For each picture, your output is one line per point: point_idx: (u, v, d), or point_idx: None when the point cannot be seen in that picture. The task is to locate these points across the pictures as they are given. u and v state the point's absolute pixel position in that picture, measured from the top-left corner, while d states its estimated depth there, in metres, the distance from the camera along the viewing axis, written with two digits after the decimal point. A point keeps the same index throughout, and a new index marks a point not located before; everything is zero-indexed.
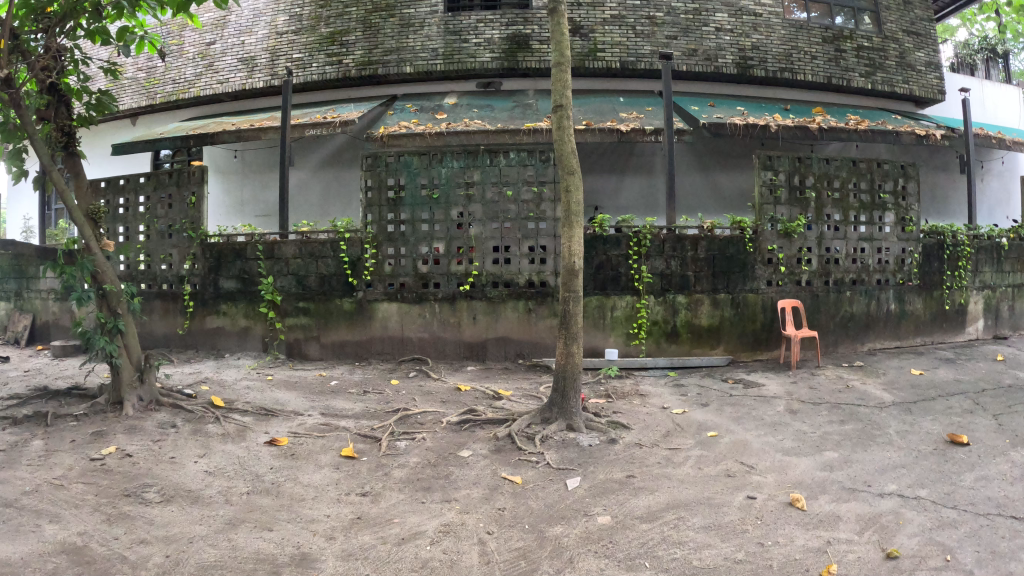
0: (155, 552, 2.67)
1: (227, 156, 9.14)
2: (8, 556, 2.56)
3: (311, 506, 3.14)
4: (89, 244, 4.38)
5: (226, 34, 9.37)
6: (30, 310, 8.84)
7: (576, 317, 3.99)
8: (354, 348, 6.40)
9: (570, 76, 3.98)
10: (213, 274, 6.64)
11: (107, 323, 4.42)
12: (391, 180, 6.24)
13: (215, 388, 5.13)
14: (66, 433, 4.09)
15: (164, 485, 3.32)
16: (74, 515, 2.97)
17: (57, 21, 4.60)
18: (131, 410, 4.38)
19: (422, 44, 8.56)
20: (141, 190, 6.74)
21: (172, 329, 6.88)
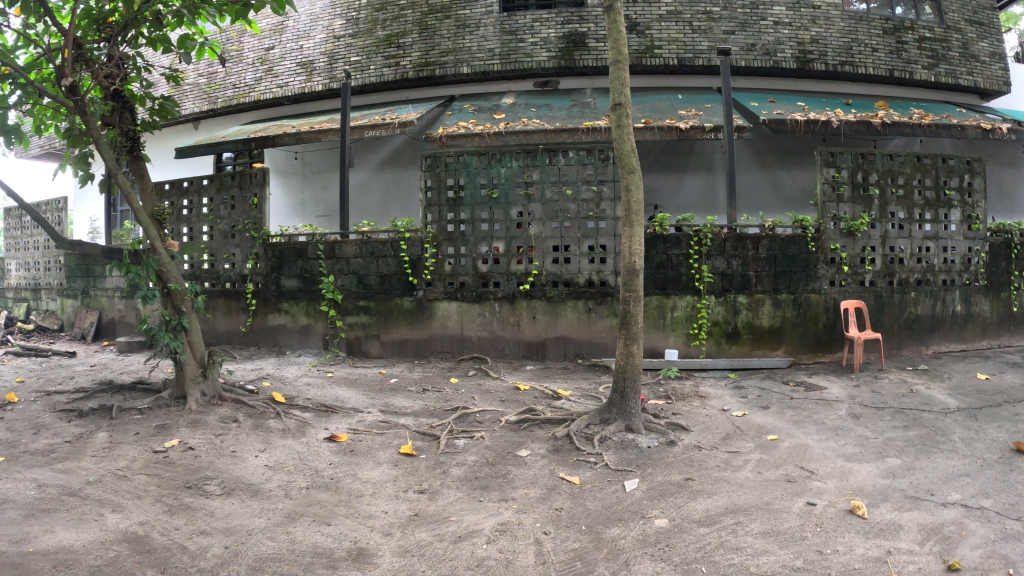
0: (215, 543, 2.72)
1: (288, 158, 9.31)
2: (81, 543, 2.65)
3: (369, 502, 3.17)
4: (154, 243, 4.46)
5: (285, 39, 9.56)
6: (97, 307, 9.14)
7: (637, 318, 3.93)
8: (414, 346, 6.45)
9: (628, 74, 3.92)
10: (275, 272, 6.76)
11: (171, 321, 4.54)
12: (451, 181, 6.28)
13: (276, 384, 5.23)
14: (129, 426, 4.20)
15: (225, 477, 3.39)
16: (136, 506, 3.05)
17: (120, 31, 4.72)
18: (194, 405, 4.48)
19: (479, 45, 8.58)
20: (204, 191, 6.91)
21: (235, 327, 7.03)
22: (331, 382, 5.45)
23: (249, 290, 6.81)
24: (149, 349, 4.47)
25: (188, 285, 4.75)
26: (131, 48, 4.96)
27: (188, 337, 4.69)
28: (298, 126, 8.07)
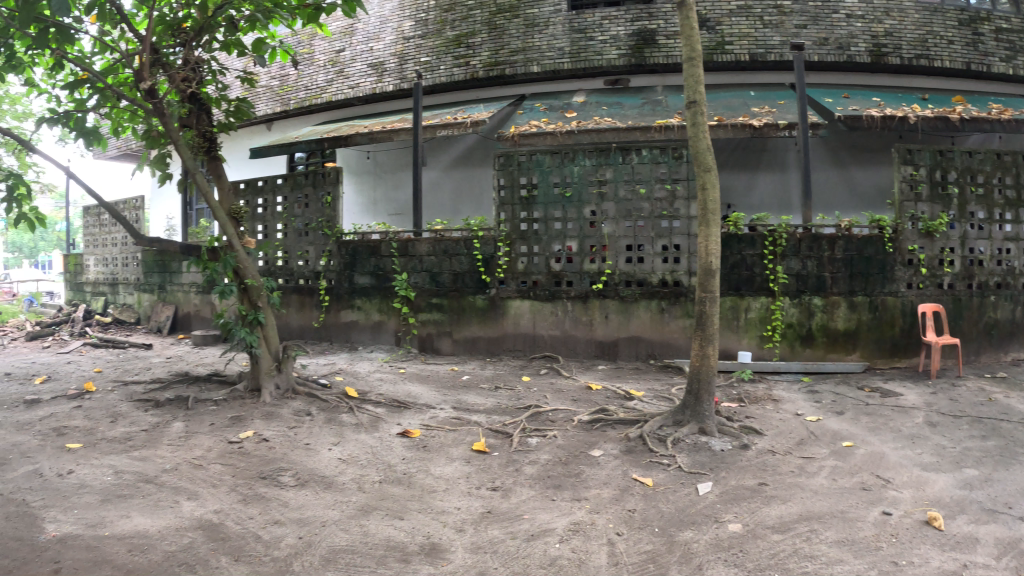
0: (289, 533, 2.78)
1: (359, 157, 9.49)
2: (160, 530, 2.76)
3: (442, 497, 3.20)
4: (231, 240, 4.59)
5: (356, 41, 9.98)
6: (173, 301, 9.45)
7: (713, 319, 3.88)
8: (486, 344, 6.49)
9: (703, 71, 3.87)
10: (349, 269, 6.87)
11: (248, 315, 4.66)
12: (523, 179, 6.30)
13: (349, 378, 5.34)
14: (205, 416, 4.33)
15: (298, 469, 3.46)
16: (212, 494, 3.13)
17: (194, 36, 4.86)
18: (268, 398, 4.59)
19: (549, 44, 8.62)
20: (279, 190, 7.09)
21: (308, 322, 7.20)
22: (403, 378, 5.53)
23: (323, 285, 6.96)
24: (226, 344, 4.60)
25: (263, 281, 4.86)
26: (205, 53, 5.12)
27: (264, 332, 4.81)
28: (369, 126, 8.16)
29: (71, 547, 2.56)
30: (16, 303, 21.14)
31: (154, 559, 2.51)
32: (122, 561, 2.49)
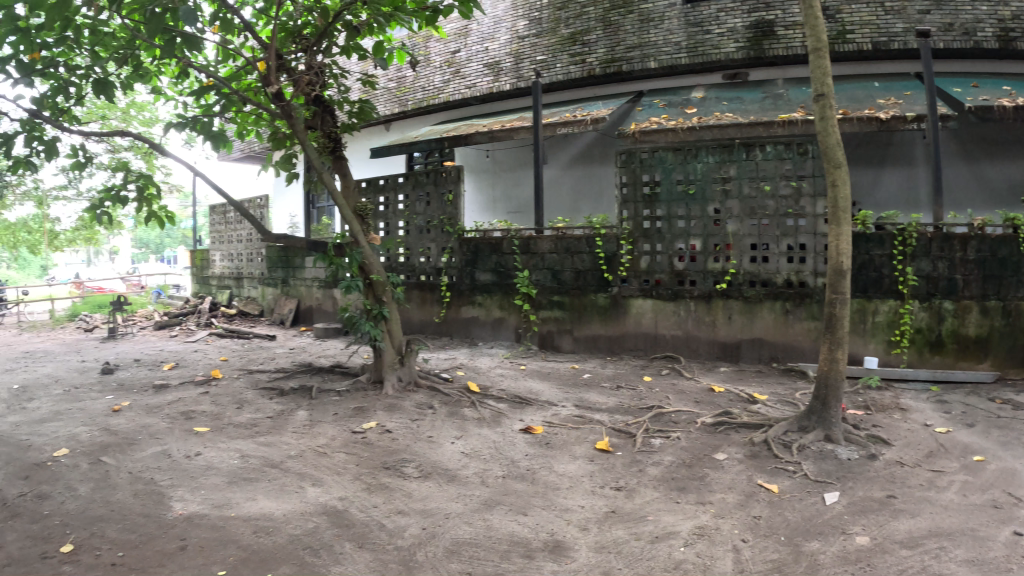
0: (412, 523, 2.86)
1: (480, 154, 9.92)
2: (286, 512, 2.91)
3: (566, 495, 3.22)
4: (356, 236, 4.75)
5: (470, 42, 10.28)
6: (296, 295, 9.88)
7: (843, 322, 3.74)
8: (606, 343, 6.56)
9: (830, 63, 3.74)
10: (469, 265, 7.13)
11: (373, 310, 4.79)
12: (646, 176, 6.32)
13: (471, 373, 5.45)
14: (329, 406, 4.52)
15: (421, 461, 3.56)
16: (336, 481, 3.26)
17: (317, 41, 5.08)
18: (391, 390, 4.74)
19: (665, 39, 8.52)
20: (401, 189, 7.45)
21: (428, 318, 7.56)
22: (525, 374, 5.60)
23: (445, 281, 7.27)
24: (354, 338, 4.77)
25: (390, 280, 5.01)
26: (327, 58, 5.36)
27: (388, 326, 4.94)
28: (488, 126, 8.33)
29: (200, 526, 2.77)
30: (146, 296, 22.48)
31: (279, 541, 2.65)
32: (249, 540, 2.65)
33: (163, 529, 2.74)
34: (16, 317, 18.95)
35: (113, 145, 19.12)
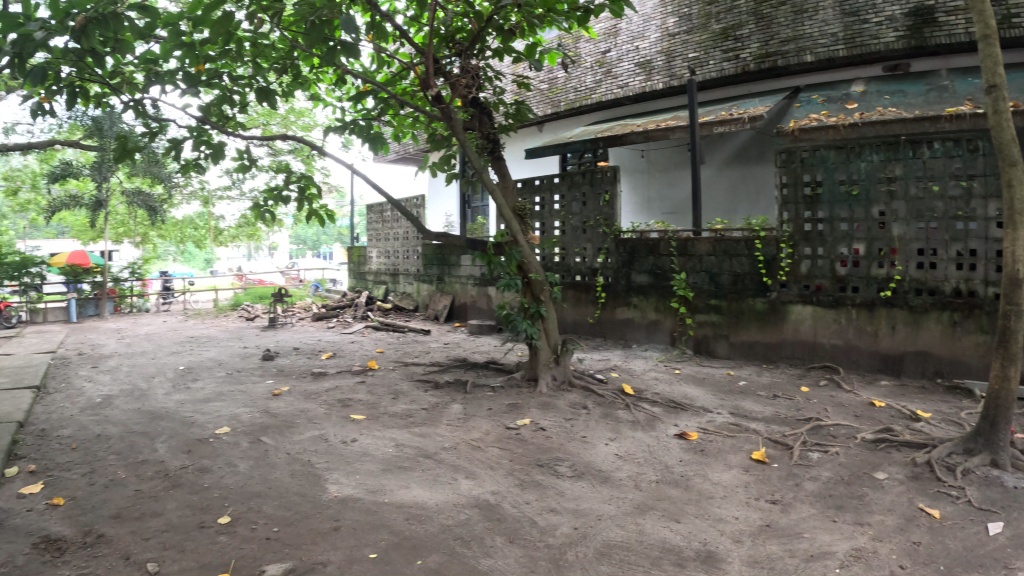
0: (564, 522, 3.25)
1: (635, 155, 11.33)
2: (443, 506, 3.52)
3: (720, 505, 3.42)
4: (514, 236, 5.56)
5: (620, 41, 10.49)
6: (451, 292, 11.53)
7: (1017, 336, 3.48)
8: (763, 349, 6.80)
9: (1001, 50, 3.50)
10: (621, 268, 8.06)
11: (529, 309, 5.67)
12: (807, 176, 6.33)
13: (626, 375, 6.42)
14: (484, 401, 5.56)
15: (575, 461, 4.14)
16: (494, 475, 3.95)
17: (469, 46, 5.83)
18: (545, 389, 5.62)
19: (820, 31, 8.20)
20: (556, 190, 8.66)
21: (584, 317, 8.69)
22: (676, 379, 6.39)
23: (599, 283, 8.26)
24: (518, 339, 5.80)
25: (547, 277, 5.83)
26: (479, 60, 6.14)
27: (546, 325, 5.83)
28: (643, 128, 8.72)
29: (360, 513, 3.50)
30: (307, 289, 24.06)
31: (433, 531, 3.22)
32: (409, 531, 3.23)
33: (318, 509, 3.62)
34: (187, 310, 20.78)
35: (276, 149, 20.70)
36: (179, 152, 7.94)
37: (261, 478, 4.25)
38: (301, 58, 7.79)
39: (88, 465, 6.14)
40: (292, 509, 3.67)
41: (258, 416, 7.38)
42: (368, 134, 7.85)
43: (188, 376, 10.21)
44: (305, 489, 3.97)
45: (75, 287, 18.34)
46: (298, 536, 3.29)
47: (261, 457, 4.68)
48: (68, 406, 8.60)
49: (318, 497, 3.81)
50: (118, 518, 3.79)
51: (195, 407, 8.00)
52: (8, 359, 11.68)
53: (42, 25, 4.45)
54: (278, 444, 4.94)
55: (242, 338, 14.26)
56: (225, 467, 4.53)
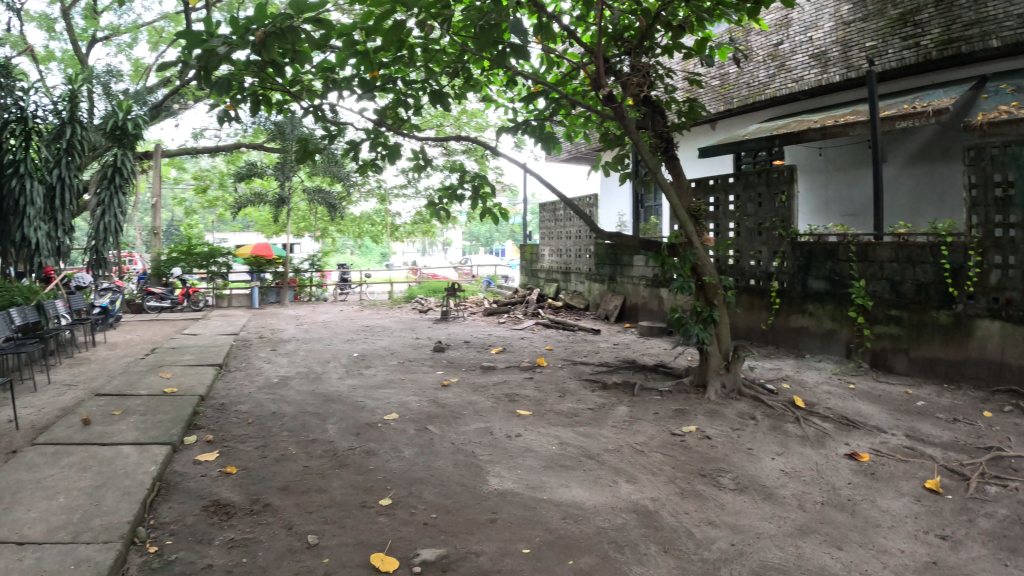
0: (724, 537, 4.18)
1: (812, 153, 11.67)
2: (605, 510, 4.57)
3: (887, 536, 4.21)
4: (691, 239, 7.30)
5: (794, 32, 11.15)
6: (623, 293, 14.37)
7: None
8: (945, 368, 7.15)
9: None
10: (796, 274, 8.92)
11: (704, 314, 7.37)
12: (998, 176, 6.47)
13: (795, 387, 7.58)
14: (656, 404, 7.32)
15: (741, 474, 5.25)
16: (659, 482, 5.12)
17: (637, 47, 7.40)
18: (715, 394, 7.32)
19: (1005, 13, 8.02)
20: (732, 189, 9.67)
21: (758, 322, 9.74)
22: (851, 394, 7.24)
23: (773, 288, 9.18)
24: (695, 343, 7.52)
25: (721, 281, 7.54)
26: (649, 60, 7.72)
27: (719, 332, 7.55)
28: (820, 125, 8.56)
29: (519, 509, 4.57)
30: (479, 283, 24.97)
31: (590, 533, 4.19)
32: (564, 532, 4.20)
33: (477, 500, 4.76)
34: (362, 301, 22.01)
35: (450, 149, 21.61)
36: (356, 152, 8.39)
37: (423, 465, 5.59)
38: (472, 61, 8.02)
39: (263, 438, 6.54)
40: (451, 498, 4.82)
41: (425, 405, 7.71)
42: (540, 134, 8.24)
43: (361, 363, 10.74)
44: (465, 480, 5.19)
45: (258, 276, 20.41)
46: (455, 524, 4.34)
47: (425, 446, 6.13)
48: (247, 383, 9.31)
49: (478, 488, 5.00)
50: (287, 489, 5.08)
51: (367, 392, 8.52)
52: (200, 339, 12.98)
53: (225, 40, 5.42)
54: (443, 434, 6.50)
55: (414, 329, 14.91)
56: (392, 452, 5.97)
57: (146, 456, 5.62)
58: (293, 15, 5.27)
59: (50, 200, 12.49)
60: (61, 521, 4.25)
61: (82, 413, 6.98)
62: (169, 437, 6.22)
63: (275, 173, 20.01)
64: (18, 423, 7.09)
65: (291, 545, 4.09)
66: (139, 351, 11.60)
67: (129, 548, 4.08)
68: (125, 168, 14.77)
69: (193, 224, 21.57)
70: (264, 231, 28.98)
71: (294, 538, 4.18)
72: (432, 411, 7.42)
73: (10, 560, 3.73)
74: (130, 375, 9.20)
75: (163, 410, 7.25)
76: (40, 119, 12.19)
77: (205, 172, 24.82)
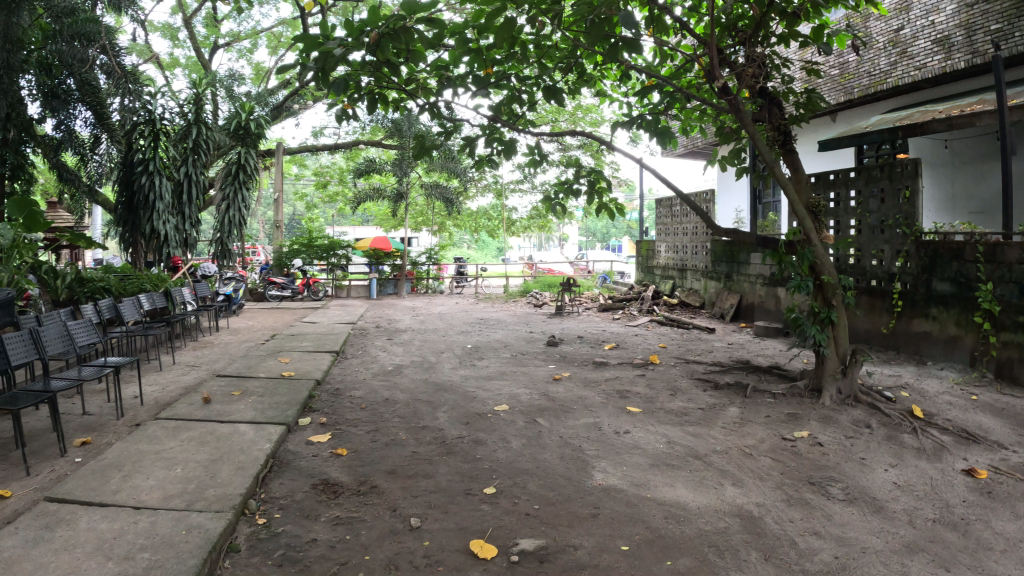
0: (826, 549, 3.98)
1: (938, 147, 11.71)
2: (708, 512, 4.44)
3: (998, 560, 3.92)
4: (809, 235, 6.94)
5: (915, 17, 11.32)
6: (740, 291, 13.96)
7: None
8: None
9: None
10: (919, 275, 8.40)
11: (821, 316, 7.06)
12: None
13: (915, 396, 7.15)
14: (764, 408, 7.10)
15: (848, 485, 5.00)
16: (765, 486, 4.96)
17: (753, 35, 7.11)
18: (828, 402, 7.01)
19: None
20: (851, 184, 9.23)
21: (878, 326, 9.23)
22: (973, 406, 6.79)
23: (895, 290, 8.67)
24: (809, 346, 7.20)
25: (840, 281, 7.15)
26: (765, 49, 7.39)
27: (837, 335, 7.18)
28: (946, 114, 8.24)
29: (622, 506, 4.52)
30: (592, 279, 24.95)
31: (691, 535, 4.09)
32: (665, 532, 4.12)
33: (580, 494, 4.74)
34: (478, 294, 22.32)
35: (568, 144, 21.71)
36: (473, 148, 8.39)
37: (530, 456, 5.62)
38: (586, 56, 7.86)
39: (374, 424, 6.75)
40: (554, 490, 4.82)
41: (536, 399, 7.72)
42: (655, 128, 8.01)
43: (474, 354, 10.92)
44: (570, 473, 5.18)
45: (377, 268, 21.13)
46: (556, 517, 4.33)
47: (532, 438, 6.16)
48: (362, 370, 9.62)
49: (582, 482, 4.99)
50: (394, 473, 5.22)
51: (478, 384, 8.63)
52: (319, 326, 13.54)
53: (342, 42, 5.46)
54: (552, 427, 6.52)
55: (528, 323, 14.98)
56: (500, 442, 6.03)
57: (261, 435, 5.89)
58: (406, 15, 5.24)
59: (178, 194, 13.56)
60: (178, 490, 4.51)
61: (204, 393, 7.39)
62: (284, 419, 6.50)
63: (393, 169, 20.64)
64: (148, 400, 7.61)
65: (393, 525, 4.21)
66: (260, 337, 12.24)
67: (240, 519, 4.29)
68: (247, 164, 15.77)
69: (314, 218, 22.51)
70: (384, 226, 29.95)
71: (397, 520, 4.29)
72: (542, 405, 7.43)
73: (129, 522, 3.98)
74: (251, 359, 9.68)
75: (280, 393, 7.58)
76: (167, 121, 13.12)
77: (326, 169, 25.99)
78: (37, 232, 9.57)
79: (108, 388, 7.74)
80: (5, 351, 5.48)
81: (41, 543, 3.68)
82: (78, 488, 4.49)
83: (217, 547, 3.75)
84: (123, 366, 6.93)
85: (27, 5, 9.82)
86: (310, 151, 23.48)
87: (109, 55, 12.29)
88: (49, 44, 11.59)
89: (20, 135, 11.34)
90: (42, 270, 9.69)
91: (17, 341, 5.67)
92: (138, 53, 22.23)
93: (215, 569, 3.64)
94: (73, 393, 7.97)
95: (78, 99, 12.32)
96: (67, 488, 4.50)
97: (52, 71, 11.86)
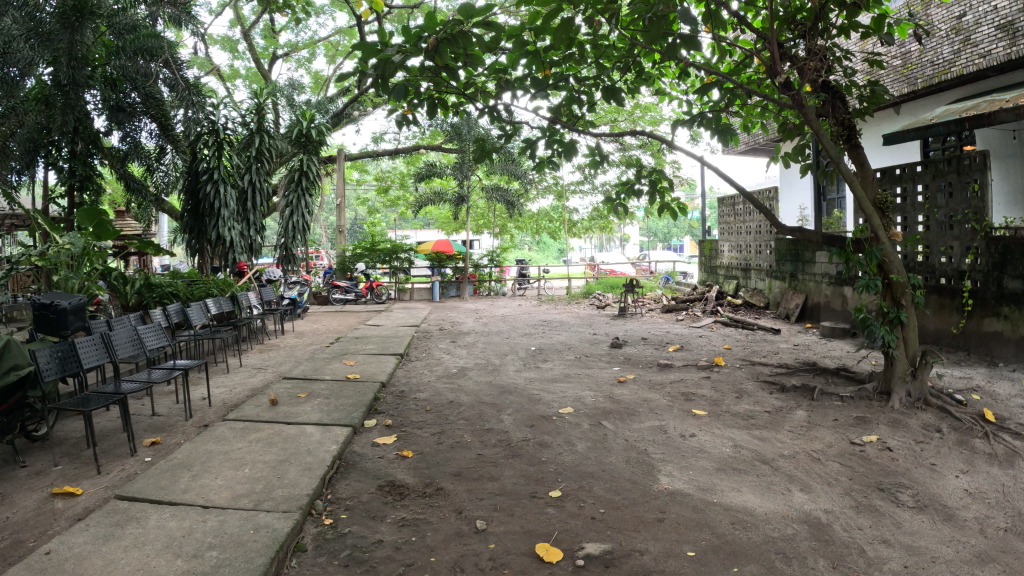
0: (894, 557, 3.93)
1: (1006, 137, 11.35)
2: (776, 518, 4.41)
3: None
4: (878, 234, 6.71)
5: (975, 4, 10.95)
6: (806, 291, 13.68)
7: None
8: None
9: None
10: (990, 272, 8.16)
11: (891, 316, 6.89)
12: None
13: (988, 399, 6.95)
14: (830, 412, 6.98)
15: (915, 491, 4.92)
16: (829, 492, 4.90)
17: (810, 27, 6.98)
18: (895, 406, 6.85)
19: None
20: (916, 179, 9.01)
21: (948, 326, 8.96)
22: None
23: (965, 288, 8.42)
24: (878, 347, 7.04)
25: (910, 280, 6.95)
26: (825, 42, 7.17)
27: (906, 335, 6.99)
28: (1012, 103, 8.04)
29: (688, 510, 4.53)
30: (655, 280, 24.73)
31: (758, 541, 4.08)
32: (733, 538, 4.12)
33: (646, 498, 4.77)
34: (540, 296, 22.39)
35: (628, 144, 21.72)
36: (533, 151, 8.45)
37: (595, 459, 5.67)
38: (643, 55, 7.82)
39: (438, 426, 6.89)
40: (620, 494, 4.86)
41: (601, 401, 7.74)
42: (716, 125, 7.97)
43: (536, 357, 11.00)
44: (635, 477, 5.21)
45: (439, 270, 21.42)
46: (622, 521, 4.37)
47: (598, 441, 6.19)
48: (427, 373, 9.80)
49: (648, 486, 5.02)
50: (459, 475, 5.33)
51: (542, 386, 8.70)
52: (383, 329, 13.82)
53: (399, 48, 5.57)
54: (617, 430, 6.55)
55: (591, 325, 14.94)
56: (565, 445, 6.09)
57: (326, 436, 6.07)
58: (463, 21, 5.48)
59: (243, 202, 14.23)
60: (245, 489, 4.70)
61: (271, 395, 7.64)
62: (349, 421, 6.67)
63: (453, 173, 20.92)
64: (215, 402, 7.89)
65: (459, 528, 4.31)
66: (324, 340, 12.54)
67: (307, 519, 4.46)
68: (310, 171, 16.20)
69: (376, 221, 22.93)
70: (445, 228, 30.30)
71: (463, 522, 4.38)
72: (606, 407, 7.45)
73: (197, 520, 4.17)
74: (316, 362, 9.93)
75: (345, 395, 7.78)
76: (230, 130, 13.64)
77: (388, 173, 26.44)
78: (107, 239, 9.75)
79: (176, 390, 8.07)
80: (77, 354, 5.77)
81: (111, 539, 3.90)
82: (147, 487, 4.72)
83: (284, 546, 3.91)
84: (191, 368, 7.17)
85: (90, 24, 10.24)
86: (370, 156, 23.87)
87: (172, 68, 12.19)
88: (112, 60, 11.46)
89: (88, 146, 11.67)
90: (112, 277, 10.07)
91: (88, 344, 5.95)
92: (200, 65, 22.94)
93: (282, 567, 3.81)
94: (144, 395, 8.31)
95: (142, 112, 12.18)
96: (136, 487, 4.73)
97: (117, 85, 11.70)
